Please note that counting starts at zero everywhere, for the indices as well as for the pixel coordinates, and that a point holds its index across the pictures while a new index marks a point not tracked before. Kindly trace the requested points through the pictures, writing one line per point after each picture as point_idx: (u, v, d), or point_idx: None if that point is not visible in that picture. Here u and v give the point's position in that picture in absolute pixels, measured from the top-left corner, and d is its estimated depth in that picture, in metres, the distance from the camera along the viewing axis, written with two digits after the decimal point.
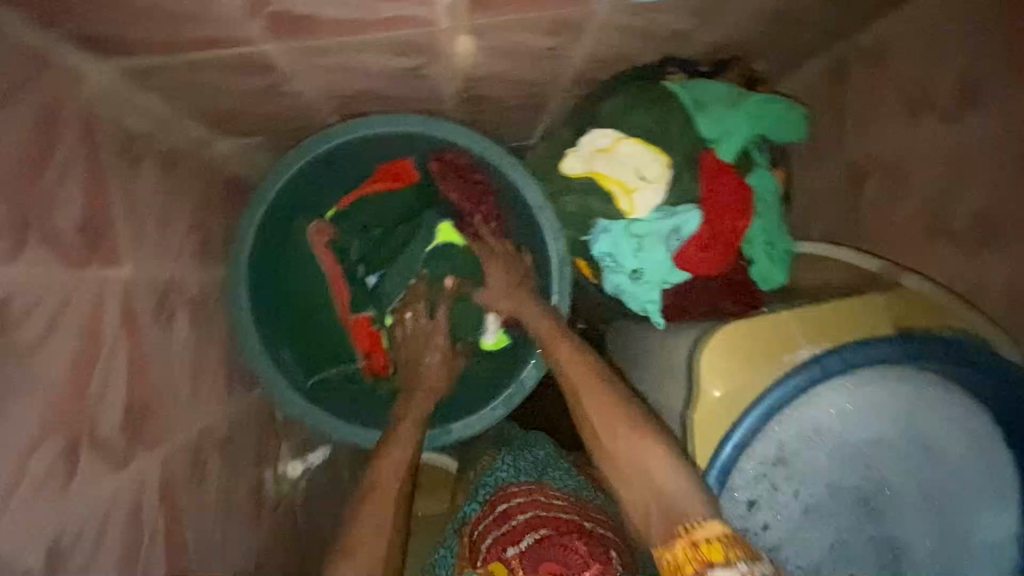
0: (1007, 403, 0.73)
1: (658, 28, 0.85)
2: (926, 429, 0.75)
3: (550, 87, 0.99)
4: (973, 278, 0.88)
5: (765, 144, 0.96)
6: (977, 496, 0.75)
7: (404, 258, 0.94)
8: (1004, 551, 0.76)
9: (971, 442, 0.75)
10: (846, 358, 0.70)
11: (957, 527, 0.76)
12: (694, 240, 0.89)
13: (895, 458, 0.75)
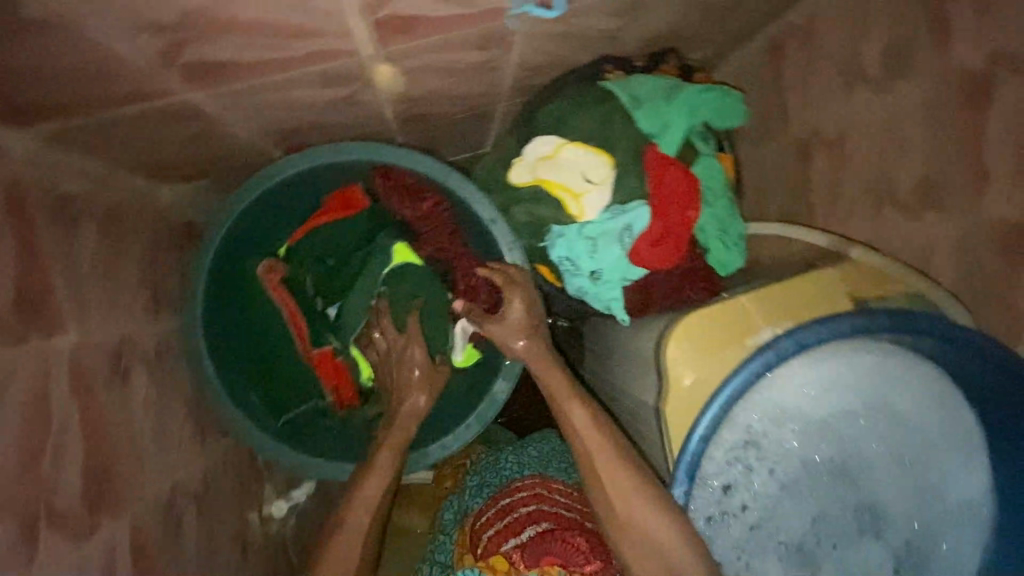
0: (966, 362, 0.72)
1: (586, 31, 0.85)
2: (887, 393, 0.75)
3: (490, 98, 0.99)
4: (919, 241, 0.90)
5: (709, 131, 0.97)
6: (943, 450, 0.77)
7: (360, 287, 0.90)
8: (976, 498, 0.78)
9: (931, 398, 0.76)
10: (801, 340, 0.69)
11: (929, 483, 0.77)
12: (645, 236, 0.90)
13: (860, 426, 0.76)
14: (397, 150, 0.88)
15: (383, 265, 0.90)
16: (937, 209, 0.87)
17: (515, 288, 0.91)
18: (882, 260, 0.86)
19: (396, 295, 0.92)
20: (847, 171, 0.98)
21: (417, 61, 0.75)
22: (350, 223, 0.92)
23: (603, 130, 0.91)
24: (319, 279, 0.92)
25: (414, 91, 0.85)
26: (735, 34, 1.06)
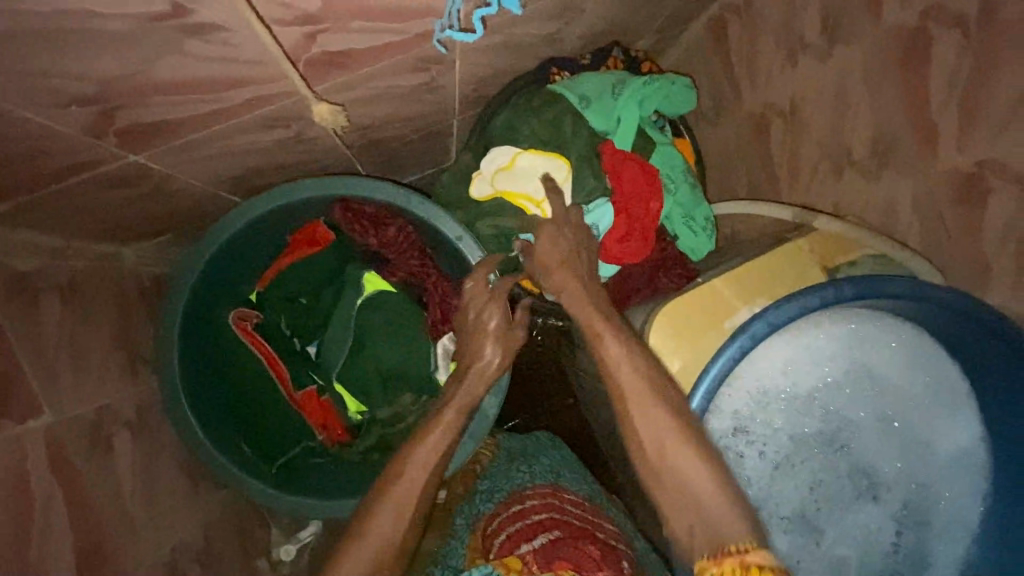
0: (941, 320, 0.72)
1: (525, 38, 0.85)
2: (863, 358, 0.77)
3: (445, 118, 0.97)
4: (883, 201, 0.90)
5: (660, 120, 0.98)
6: (929, 407, 0.77)
7: (336, 322, 0.89)
8: (974, 455, 0.76)
9: (909, 358, 0.77)
10: (771, 320, 0.68)
11: (919, 441, 0.78)
12: (613, 233, 0.91)
13: (841, 393, 0.77)
14: (354, 182, 0.84)
15: (356, 298, 0.89)
16: (895, 167, 0.87)
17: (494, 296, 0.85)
18: (848, 229, 0.86)
19: (374, 326, 0.88)
20: (806, 139, 0.98)
21: (357, 91, 0.75)
22: (317, 259, 0.91)
23: (557, 133, 0.91)
24: (292, 319, 0.92)
25: (361, 120, 0.84)
26: (677, 20, 1.06)
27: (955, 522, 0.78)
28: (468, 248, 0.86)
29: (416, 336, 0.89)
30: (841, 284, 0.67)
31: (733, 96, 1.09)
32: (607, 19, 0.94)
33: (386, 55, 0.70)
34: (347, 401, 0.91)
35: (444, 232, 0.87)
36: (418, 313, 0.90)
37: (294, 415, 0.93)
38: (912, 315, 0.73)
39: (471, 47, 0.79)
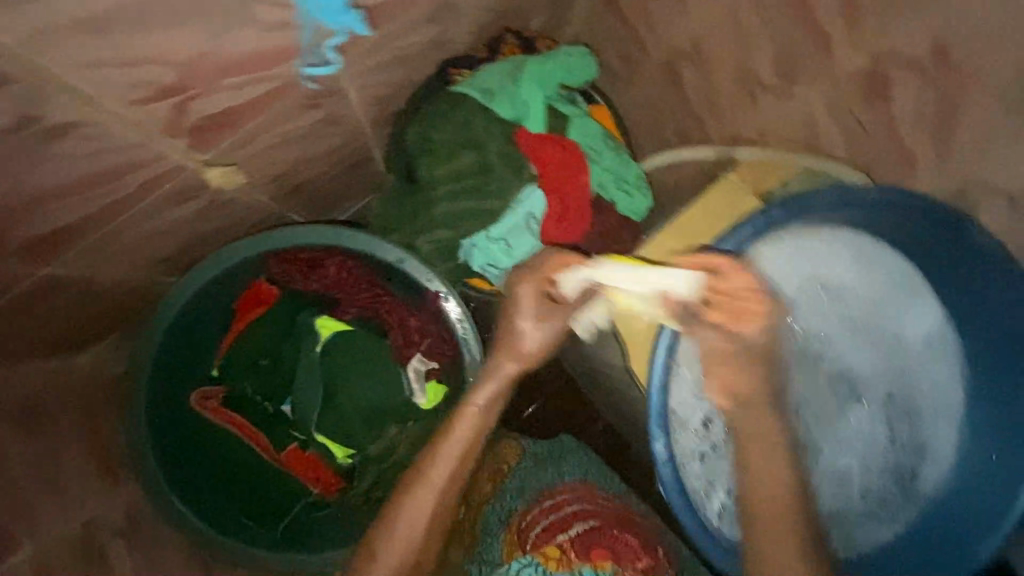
0: (876, 217, 0.73)
1: (411, 48, 0.84)
2: (814, 270, 0.78)
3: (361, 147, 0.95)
4: (803, 116, 0.90)
5: (571, 93, 0.97)
6: (889, 301, 0.79)
7: (303, 373, 0.87)
8: (942, 335, 0.78)
9: (858, 259, 0.78)
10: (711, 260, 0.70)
11: (888, 336, 0.79)
12: (549, 216, 0.91)
13: (802, 310, 0.79)
14: (276, 233, 0.82)
15: (313, 346, 0.87)
16: (804, 79, 0.88)
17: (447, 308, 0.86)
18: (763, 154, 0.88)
19: (339, 368, 0.87)
20: (717, 74, 0.98)
21: (255, 144, 0.74)
22: (267, 317, 0.88)
23: (469, 132, 0.89)
24: (260, 382, 0.88)
25: (272, 170, 0.83)
26: None
27: (939, 404, 0.79)
28: (413, 267, 0.85)
29: (385, 364, 0.89)
30: (771, 209, 0.68)
31: (639, 50, 1.08)
32: (490, 8, 0.93)
33: (268, 100, 0.68)
34: (333, 449, 0.88)
35: (384, 258, 0.86)
36: (383, 342, 0.89)
37: (287, 477, 0.89)
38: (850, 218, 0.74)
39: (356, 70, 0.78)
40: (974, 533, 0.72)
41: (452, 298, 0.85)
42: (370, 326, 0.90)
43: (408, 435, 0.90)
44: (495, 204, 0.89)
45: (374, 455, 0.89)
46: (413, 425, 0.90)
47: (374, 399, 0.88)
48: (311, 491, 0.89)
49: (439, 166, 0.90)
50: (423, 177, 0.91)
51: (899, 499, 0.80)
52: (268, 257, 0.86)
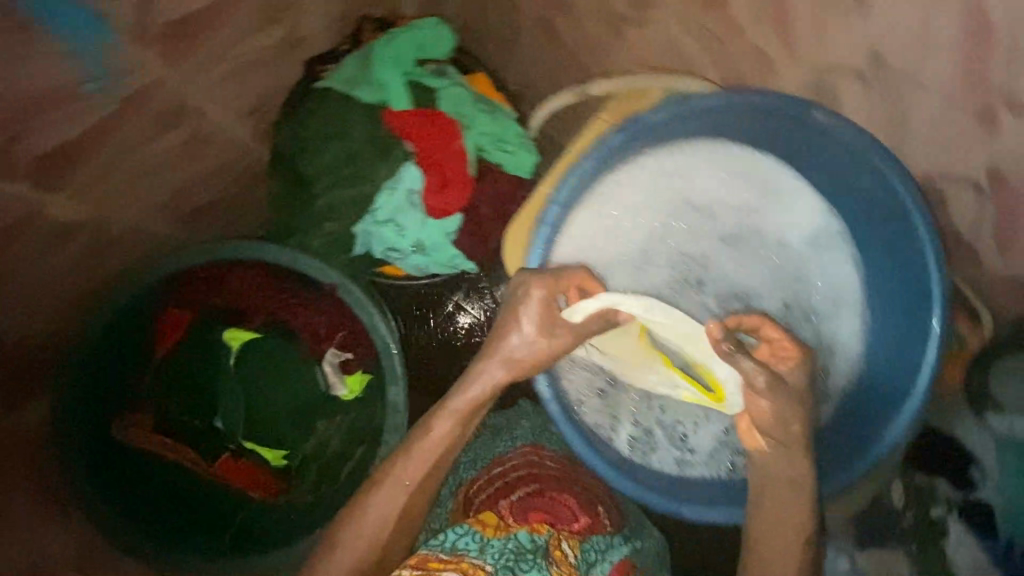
0: (727, 123, 0.74)
1: (262, 55, 0.87)
2: (684, 189, 0.78)
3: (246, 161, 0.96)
4: (666, 39, 0.90)
5: (434, 65, 0.96)
6: (765, 203, 0.79)
7: (224, 386, 0.90)
8: (821, 227, 0.79)
9: (726, 170, 0.78)
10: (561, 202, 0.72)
11: (771, 238, 0.80)
12: (430, 189, 0.91)
13: (679, 230, 0.79)
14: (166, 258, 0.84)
15: (227, 359, 0.90)
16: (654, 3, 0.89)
17: (348, 299, 0.88)
18: (612, 83, 0.84)
19: (257, 375, 0.90)
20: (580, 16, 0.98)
21: (120, 172, 0.79)
22: (179, 339, 0.90)
23: (336, 121, 0.89)
24: (184, 402, 0.90)
25: (157, 198, 0.86)
26: None
27: (841, 296, 0.80)
28: (308, 266, 0.87)
29: (303, 361, 0.91)
30: (604, 140, 0.70)
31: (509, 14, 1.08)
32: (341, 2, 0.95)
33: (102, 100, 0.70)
34: (264, 453, 0.91)
35: (278, 261, 0.88)
36: (295, 341, 0.92)
37: (223, 487, 0.91)
38: (703, 130, 0.75)
39: (203, 74, 0.80)
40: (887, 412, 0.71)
41: (347, 288, 0.88)
42: (279, 328, 0.92)
43: (339, 429, 0.93)
44: (374, 187, 0.89)
45: (308, 447, 0.92)
46: (341, 419, 0.93)
47: (298, 394, 0.91)
48: (249, 496, 0.91)
49: (314, 162, 0.90)
50: (303, 176, 0.91)
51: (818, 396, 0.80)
52: (170, 280, 0.87)
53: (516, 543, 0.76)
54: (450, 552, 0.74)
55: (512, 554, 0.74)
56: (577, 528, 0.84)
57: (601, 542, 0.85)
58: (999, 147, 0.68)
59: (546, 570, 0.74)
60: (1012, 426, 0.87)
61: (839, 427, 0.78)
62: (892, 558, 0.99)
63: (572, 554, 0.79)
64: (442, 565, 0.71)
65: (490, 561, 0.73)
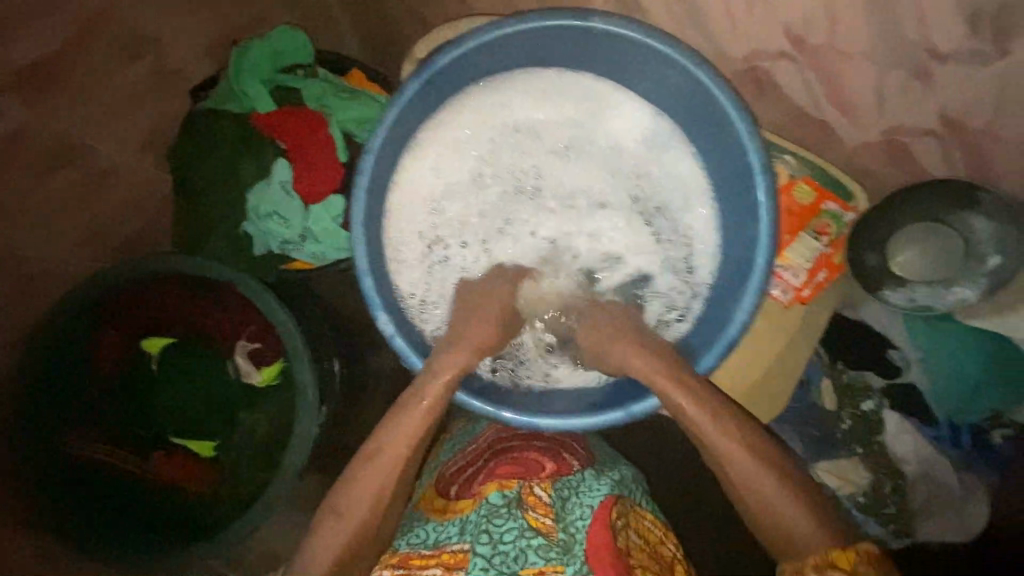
0: (531, 50, 0.80)
1: (136, 91, 0.96)
2: (509, 118, 0.89)
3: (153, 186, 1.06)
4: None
5: (298, 70, 1.03)
6: (589, 113, 0.89)
7: (152, 391, 1.01)
8: (646, 123, 0.87)
9: (547, 90, 0.88)
10: (373, 151, 0.77)
11: (602, 142, 0.90)
12: (306, 179, 0.98)
13: (509, 154, 0.90)
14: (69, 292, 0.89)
15: (149, 364, 1.02)
16: None
17: (244, 290, 0.91)
18: (429, 41, 0.85)
19: (177, 376, 1.00)
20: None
21: (19, 208, 0.90)
22: (113, 356, 0.99)
23: (212, 136, 0.98)
24: (121, 411, 1.01)
25: (73, 234, 0.97)
26: None
27: (686, 184, 0.88)
28: (206, 265, 0.90)
29: (220, 359, 1.01)
30: (401, 89, 0.76)
31: (382, 9, 1.12)
32: (211, 31, 1.03)
33: None
34: (193, 446, 1.01)
35: (184, 266, 0.91)
36: (200, 342, 1.02)
37: (162, 485, 1.01)
38: (509, 63, 0.82)
39: (75, 111, 0.91)
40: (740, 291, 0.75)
41: (238, 279, 0.90)
42: (187, 333, 1.02)
43: (261, 418, 1.00)
44: (256, 188, 0.97)
45: (235, 436, 1.01)
46: (262, 407, 1.01)
47: (215, 389, 1.00)
48: (185, 489, 1.01)
49: (201, 176, 0.98)
50: (194, 192, 0.99)
51: (686, 284, 0.87)
52: (96, 302, 0.92)
53: (487, 509, 0.75)
54: (431, 546, 0.74)
55: (483, 519, 0.74)
56: (545, 475, 0.80)
57: (574, 483, 0.79)
58: (779, 8, 0.68)
59: (520, 519, 0.74)
60: (913, 294, 0.83)
61: (712, 308, 0.83)
62: (846, 467, 0.93)
63: (545, 495, 0.77)
64: (426, 562, 0.72)
65: (467, 539, 0.73)
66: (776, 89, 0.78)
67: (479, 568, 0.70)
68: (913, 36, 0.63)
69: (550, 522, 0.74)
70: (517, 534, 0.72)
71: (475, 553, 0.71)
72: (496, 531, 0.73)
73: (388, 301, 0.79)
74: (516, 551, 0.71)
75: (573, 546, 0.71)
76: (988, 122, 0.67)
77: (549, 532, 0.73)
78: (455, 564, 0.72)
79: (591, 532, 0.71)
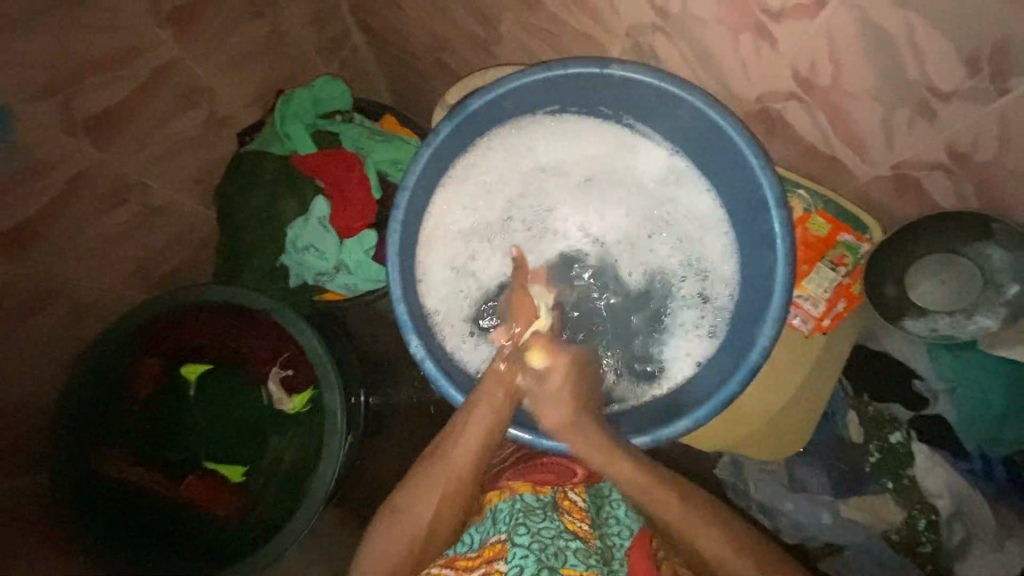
0: (558, 93, 0.87)
1: (192, 135, 1.05)
2: (538, 157, 0.97)
3: (199, 222, 1.13)
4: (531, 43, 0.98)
5: (334, 115, 1.12)
6: (615, 151, 0.96)
7: (189, 416, 1.05)
8: (670, 157, 0.93)
9: (574, 129, 0.95)
10: (408, 185, 0.84)
11: (626, 177, 0.97)
12: (341, 213, 1.04)
13: (538, 190, 0.99)
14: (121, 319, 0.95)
15: (188, 389, 1.05)
16: (508, 20, 0.98)
17: (278, 317, 0.95)
18: (462, 86, 0.94)
19: (212, 397, 1.05)
20: (463, 51, 1.10)
21: (82, 245, 0.97)
22: (154, 381, 1.03)
23: (257, 176, 1.05)
24: (154, 436, 1.04)
25: (125, 266, 1.04)
26: (334, 49, 1.23)
27: (705, 218, 0.93)
28: (247, 295, 0.95)
29: (254, 386, 1.06)
30: (436, 131, 0.83)
31: (414, 61, 1.21)
32: (259, 84, 1.12)
33: (44, 182, 0.89)
34: (223, 470, 1.03)
35: (224, 296, 0.96)
36: (235, 367, 1.06)
37: (190, 509, 1.03)
38: (539, 104, 0.89)
39: (138, 156, 0.99)
40: (761, 318, 0.79)
41: (273, 309, 0.95)
42: (222, 361, 1.06)
43: (289, 443, 1.04)
44: (293, 224, 1.03)
45: (266, 460, 1.04)
46: (292, 430, 1.04)
47: (247, 411, 1.05)
48: (209, 514, 1.03)
49: (244, 214, 1.05)
50: (237, 228, 1.06)
51: (702, 307, 0.93)
52: (136, 330, 0.98)
53: (523, 504, 0.76)
54: (475, 547, 0.76)
55: (519, 514, 0.75)
56: (577, 480, 0.83)
57: (606, 494, 0.86)
58: (786, 54, 0.73)
59: (557, 520, 0.76)
60: (936, 325, 0.84)
61: (730, 335, 0.88)
62: (878, 504, 0.93)
63: (580, 500, 0.82)
64: (470, 563, 0.74)
65: (505, 530, 0.74)
66: (787, 129, 0.83)
67: (518, 557, 0.70)
68: (916, 76, 0.67)
69: (586, 528, 0.78)
70: (556, 531, 0.74)
71: (514, 544, 0.72)
72: (534, 525, 0.74)
73: (420, 327, 0.85)
74: (556, 547, 0.71)
75: (611, 560, 0.75)
76: (995, 157, 0.70)
77: (587, 537, 0.76)
78: (496, 555, 0.73)
79: (631, 557, 0.75)
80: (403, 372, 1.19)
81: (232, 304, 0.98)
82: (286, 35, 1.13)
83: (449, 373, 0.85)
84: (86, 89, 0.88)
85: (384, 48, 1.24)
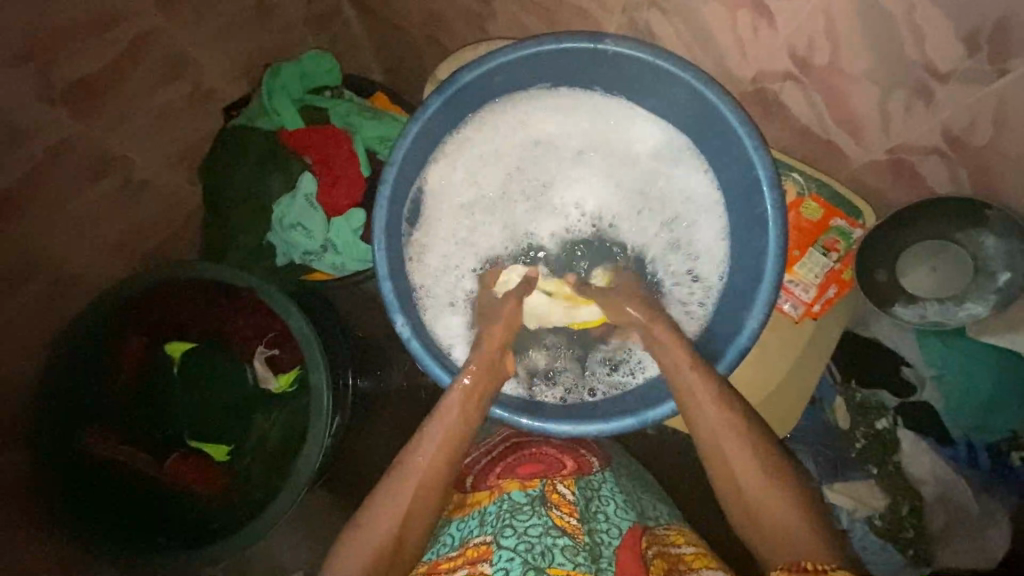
0: (554, 68, 0.84)
1: (178, 108, 1.03)
2: (533, 134, 0.95)
3: (184, 197, 1.11)
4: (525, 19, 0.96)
5: (324, 92, 1.10)
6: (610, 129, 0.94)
7: (173, 396, 1.04)
8: (665, 136, 0.92)
9: (570, 105, 0.93)
10: (396, 160, 0.82)
11: (620, 156, 0.96)
12: (329, 193, 1.02)
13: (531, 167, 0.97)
14: (96, 302, 0.93)
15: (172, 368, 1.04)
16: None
17: (263, 294, 0.93)
18: (453, 61, 0.91)
19: (199, 375, 1.04)
20: (456, 28, 1.08)
21: (63, 217, 0.95)
22: (143, 358, 1.03)
23: (244, 152, 1.03)
24: (139, 414, 1.04)
25: (107, 241, 1.03)
26: (324, 25, 1.20)
27: (699, 199, 0.92)
28: (231, 274, 0.93)
29: (241, 365, 1.04)
30: (425, 104, 0.81)
31: (407, 39, 1.19)
32: (247, 58, 1.10)
33: (23, 150, 0.86)
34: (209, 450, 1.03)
35: (202, 273, 0.94)
36: (219, 345, 1.05)
37: (174, 488, 1.02)
38: (533, 79, 0.87)
39: (121, 127, 0.97)
40: (752, 302, 0.78)
41: (257, 286, 0.93)
42: (204, 340, 1.05)
43: (275, 423, 1.03)
44: (280, 202, 1.01)
45: (254, 440, 1.03)
46: (278, 410, 1.03)
47: (234, 389, 1.04)
48: (197, 494, 1.02)
49: (231, 190, 1.03)
50: (224, 206, 1.04)
51: (695, 292, 0.93)
52: (119, 306, 0.95)
53: (509, 504, 0.75)
54: (458, 547, 0.74)
55: (505, 514, 0.74)
56: (567, 472, 0.82)
57: (596, 486, 0.83)
58: (783, 32, 0.72)
59: (545, 517, 0.73)
60: (925, 312, 0.84)
61: (721, 318, 0.87)
62: (864, 489, 0.92)
63: (568, 493, 0.79)
64: (453, 564, 0.72)
65: (490, 532, 0.73)
66: (783, 111, 0.82)
67: (504, 559, 0.68)
68: (915, 56, 0.66)
69: (575, 522, 0.74)
70: (543, 529, 0.72)
71: (499, 545, 0.70)
72: (521, 524, 0.72)
73: (406, 306, 0.83)
74: (543, 546, 0.69)
75: (600, 557, 0.70)
76: (992, 141, 0.69)
77: (575, 533, 0.73)
78: (479, 556, 0.70)
79: (620, 555, 0.71)
80: (391, 356, 1.18)
81: (217, 284, 0.97)
82: (275, 8, 1.10)
83: (436, 354, 0.84)
84: (68, 55, 0.86)
85: (375, 24, 1.22)
